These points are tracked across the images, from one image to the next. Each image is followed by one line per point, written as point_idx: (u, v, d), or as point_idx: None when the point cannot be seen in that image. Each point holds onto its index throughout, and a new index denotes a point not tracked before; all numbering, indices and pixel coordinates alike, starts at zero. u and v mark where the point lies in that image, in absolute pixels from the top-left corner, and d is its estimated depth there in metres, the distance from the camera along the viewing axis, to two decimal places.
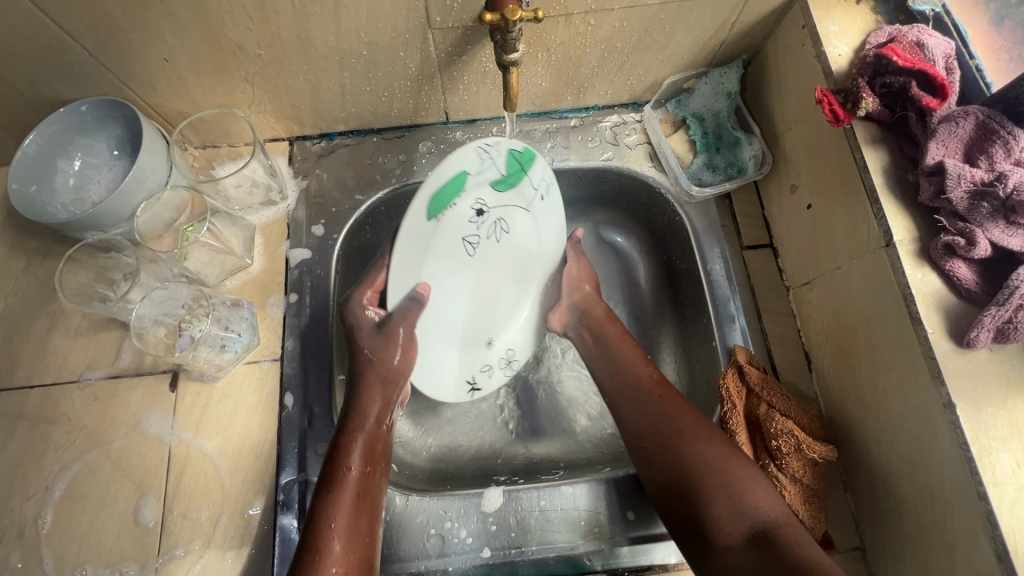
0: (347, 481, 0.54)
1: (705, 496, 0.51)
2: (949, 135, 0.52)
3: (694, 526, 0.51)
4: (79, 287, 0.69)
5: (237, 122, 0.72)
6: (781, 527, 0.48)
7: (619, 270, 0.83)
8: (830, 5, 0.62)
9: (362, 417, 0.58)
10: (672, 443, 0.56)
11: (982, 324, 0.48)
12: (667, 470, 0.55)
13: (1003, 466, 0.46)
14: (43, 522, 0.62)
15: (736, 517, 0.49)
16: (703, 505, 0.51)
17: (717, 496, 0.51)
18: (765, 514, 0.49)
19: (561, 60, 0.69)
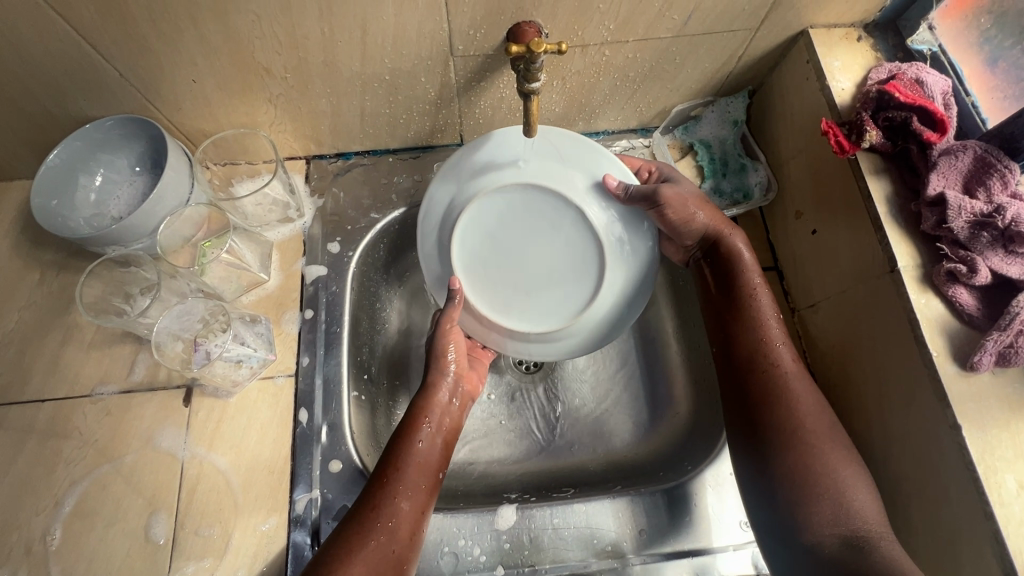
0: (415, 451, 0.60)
1: (815, 494, 0.55)
2: (949, 167, 0.55)
3: (788, 511, 0.56)
4: (99, 301, 0.69)
5: (258, 140, 0.74)
6: (879, 539, 0.52)
7: None
8: (832, 42, 0.65)
9: (420, 421, 0.62)
10: (791, 432, 0.58)
11: (985, 349, 0.50)
12: (784, 462, 0.57)
13: (1008, 486, 0.48)
14: (52, 538, 0.62)
15: (838, 519, 0.54)
16: (811, 500, 0.55)
17: (827, 499, 0.54)
18: (867, 523, 0.53)
19: (575, 87, 0.72)
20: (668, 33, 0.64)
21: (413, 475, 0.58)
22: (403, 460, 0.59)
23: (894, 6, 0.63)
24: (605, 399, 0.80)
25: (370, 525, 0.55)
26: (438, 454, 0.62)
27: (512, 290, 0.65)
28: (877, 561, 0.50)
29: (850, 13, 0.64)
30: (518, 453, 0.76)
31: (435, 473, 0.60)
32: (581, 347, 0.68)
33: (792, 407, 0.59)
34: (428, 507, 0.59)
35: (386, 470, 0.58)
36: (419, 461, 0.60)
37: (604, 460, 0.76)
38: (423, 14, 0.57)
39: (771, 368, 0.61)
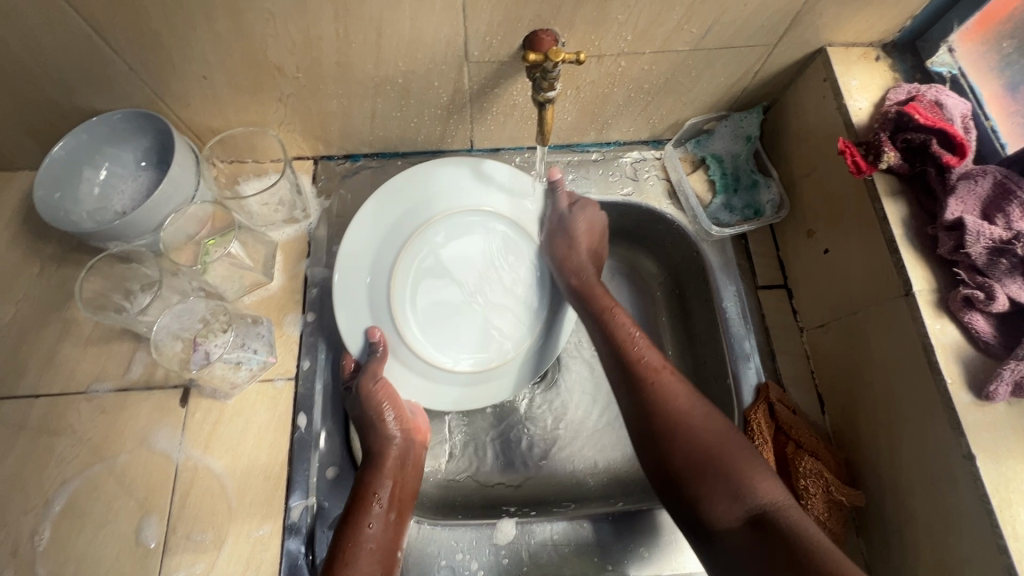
0: (364, 538, 0.56)
1: (708, 490, 0.53)
2: (967, 192, 0.54)
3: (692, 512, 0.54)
4: (100, 297, 0.68)
5: (266, 139, 0.73)
6: (780, 511, 0.50)
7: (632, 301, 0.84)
8: (851, 61, 0.65)
9: (370, 501, 0.58)
10: (670, 438, 0.56)
11: (1001, 378, 0.49)
12: (678, 471, 0.55)
13: (1022, 519, 0.47)
14: (39, 539, 0.60)
15: (734, 504, 0.52)
16: (708, 495, 0.53)
17: (721, 481, 0.53)
18: (767, 499, 0.51)
19: (588, 97, 0.71)
20: (685, 46, 0.63)
21: (366, 563, 0.54)
22: (354, 556, 0.55)
23: (914, 27, 0.63)
24: (608, 413, 0.79)
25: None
26: (392, 534, 0.58)
27: (430, 316, 0.69)
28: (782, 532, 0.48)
29: (870, 33, 0.64)
30: (517, 467, 0.75)
31: (394, 553, 0.57)
32: (483, 400, 0.69)
33: (675, 408, 0.57)
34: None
35: (335, 563, 0.54)
36: (370, 547, 0.56)
37: (605, 475, 0.75)
38: (439, 18, 0.56)
39: (650, 371, 0.60)
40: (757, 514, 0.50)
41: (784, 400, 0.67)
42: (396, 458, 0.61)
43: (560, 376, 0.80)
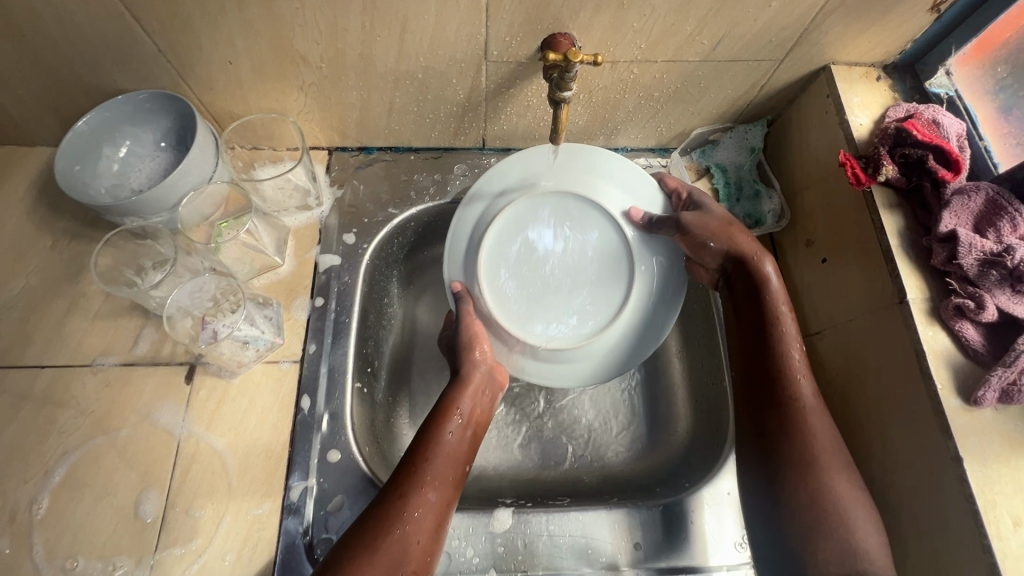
0: (444, 442, 0.59)
1: (824, 531, 0.53)
2: (961, 206, 0.57)
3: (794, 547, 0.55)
4: (113, 272, 0.69)
5: (285, 127, 0.74)
6: None
7: None
8: (853, 79, 0.68)
9: (453, 413, 0.61)
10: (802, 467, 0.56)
11: (989, 384, 0.51)
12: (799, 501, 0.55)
13: (1005, 520, 0.48)
14: (38, 507, 0.60)
15: (843, 557, 0.52)
16: (822, 538, 0.53)
17: (834, 538, 0.53)
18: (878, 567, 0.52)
19: (600, 102, 0.73)
20: (696, 56, 0.66)
21: (441, 466, 0.57)
22: (434, 458, 0.57)
23: (914, 50, 0.66)
24: (606, 414, 0.80)
25: (394, 517, 0.53)
26: (467, 446, 0.61)
27: (513, 289, 0.67)
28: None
29: (872, 53, 0.67)
30: (514, 461, 0.76)
31: (462, 465, 0.60)
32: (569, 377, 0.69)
33: (813, 446, 0.56)
34: (456, 498, 0.58)
35: (414, 457, 0.57)
36: (447, 453, 0.59)
37: (600, 473, 0.76)
38: (462, 17, 0.59)
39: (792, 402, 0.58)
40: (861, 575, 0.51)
41: None
42: (488, 394, 0.65)
43: None
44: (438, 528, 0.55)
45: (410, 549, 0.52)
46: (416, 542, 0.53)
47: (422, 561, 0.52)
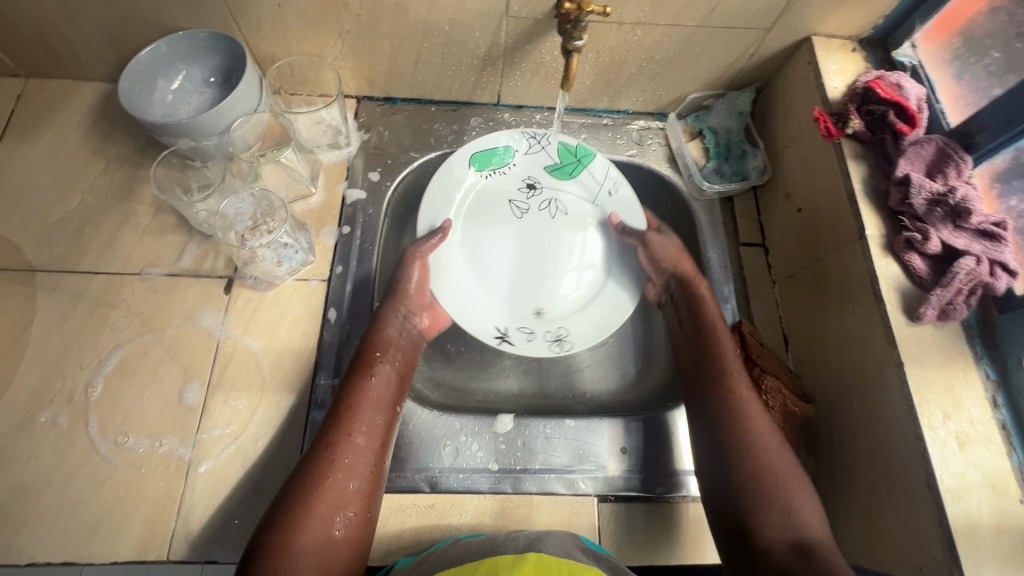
0: (369, 386, 0.66)
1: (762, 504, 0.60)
2: (916, 154, 0.66)
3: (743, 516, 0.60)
4: (167, 181, 0.77)
5: (321, 72, 0.82)
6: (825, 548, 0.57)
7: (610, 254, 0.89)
8: (831, 49, 0.76)
9: (374, 361, 0.69)
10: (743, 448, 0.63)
11: (929, 302, 0.60)
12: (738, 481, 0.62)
13: (935, 413, 0.57)
14: (92, 390, 0.68)
15: (785, 529, 0.58)
16: (761, 512, 0.59)
17: (775, 509, 0.59)
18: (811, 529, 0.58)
19: (606, 63, 0.81)
20: (693, 21, 0.74)
21: (368, 410, 0.64)
22: (357, 405, 0.64)
23: (885, 25, 0.75)
24: (600, 352, 0.87)
25: (330, 459, 0.60)
26: (393, 392, 0.68)
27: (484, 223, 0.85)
28: (795, 527, 0.58)
29: (849, 27, 0.75)
30: (514, 387, 0.84)
31: (392, 406, 0.67)
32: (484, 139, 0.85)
33: (743, 424, 0.64)
34: (389, 439, 0.65)
35: (342, 408, 0.64)
36: (373, 398, 0.65)
37: (591, 403, 0.83)
38: None
39: (719, 382, 0.68)
40: (800, 538, 0.57)
41: (755, 334, 0.77)
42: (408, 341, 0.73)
43: None
44: (373, 469, 0.62)
45: (345, 490, 0.59)
46: (353, 484, 0.59)
47: (362, 497, 0.59)
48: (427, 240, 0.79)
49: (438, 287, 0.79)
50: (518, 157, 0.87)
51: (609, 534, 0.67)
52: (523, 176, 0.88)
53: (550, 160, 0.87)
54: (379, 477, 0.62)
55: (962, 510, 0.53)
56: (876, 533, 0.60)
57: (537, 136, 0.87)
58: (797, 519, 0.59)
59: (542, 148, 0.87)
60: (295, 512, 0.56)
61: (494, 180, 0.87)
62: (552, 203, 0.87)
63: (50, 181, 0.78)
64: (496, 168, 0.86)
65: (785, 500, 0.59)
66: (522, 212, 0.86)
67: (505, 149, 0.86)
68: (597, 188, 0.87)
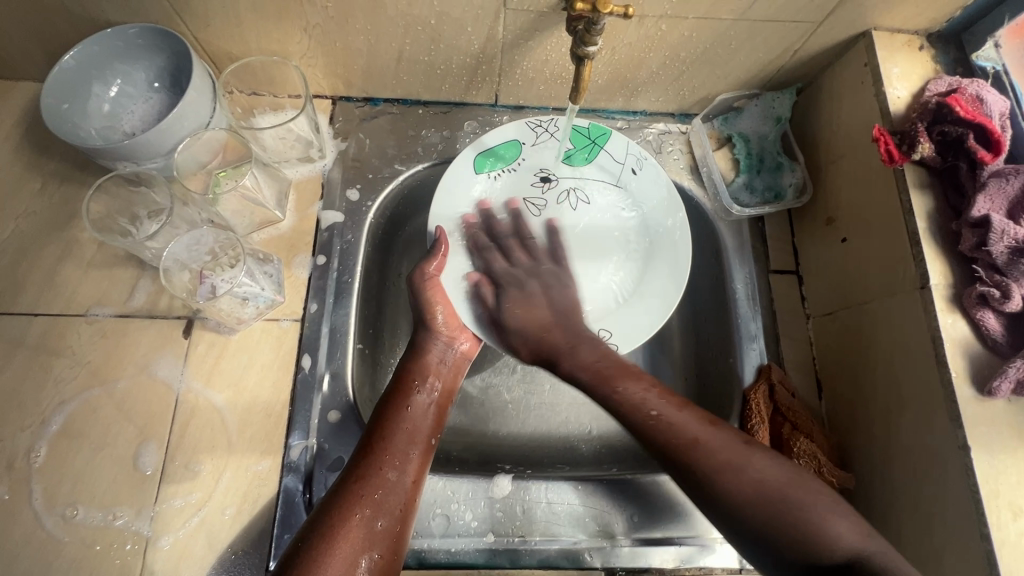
0: (405, 415, 0.59)
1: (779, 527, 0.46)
2: (998, 190, 0.54)
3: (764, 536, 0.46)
4: (105, 219, 0.67)
5: (286, 72, 0.70)
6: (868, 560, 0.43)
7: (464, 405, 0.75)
8: (894, 48, 0.63)
9: (412, 390, 0.61)
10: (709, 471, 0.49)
11: (1005, 375, 0.50)
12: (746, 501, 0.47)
13: (1006, 511, 0.48)
14: (36, 456, 0.60)
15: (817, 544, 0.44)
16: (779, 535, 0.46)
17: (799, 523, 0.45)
18: (848, 546, 0.44)
19: (623, 60, 0.69)
20: (730, 14, 0.61)
21: (401, 442, 0.56)
22: (391, 434, 0.57)
23: (962, 18, 0.62)
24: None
25: (356, 496, 0.52)
26: (430, 422, 0.60)
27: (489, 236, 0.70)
28: (827, 541, 0.44)
29: (918, 20, 0.62)
30: (513, 428, 0.75)
31: (428, 438, 0.59)
32: (484, 142, 0.71)
33: (693, 449, 0.51)
34: (422, 477, 0.57)
35: (374, 437, 0.56)
36: (407, 429, 0.58)
37: (597, 443, 0.75)
38: None
39: (652, 421, 0.54)
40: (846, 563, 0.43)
41: (785, 382, 0.68)
42: (450, 364, 0.65)
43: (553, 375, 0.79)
44: (403, 506, 0.54)
45: (374, 530, 0.51)
46: (378, 524, 0.51)
47: (389, 540, 0.51)
48: (434, 255, 0.66)
49: (467, 303, 0.67)
50: (526, 151, 0.72)
51: None
52: (532, 170, 0.72)
53: (560, 148, 0.71)
54: (410, 518, 0.54)
55: None
56: None
57: (543, 122, 0.72)
58: (828, 534, 0.45)
59: (550, 135, 0.72)
60: (311, 557, 0.47)
61: (503, 182, 0.71)
62: (575, 198, 0.72)
63: None
64: (504, 168, 0.71)
65: (795, 512, 0.46)
66: (539, 210, 0.71)
67: (508, 144, 0.71)
68: (620, 169, 0.72)
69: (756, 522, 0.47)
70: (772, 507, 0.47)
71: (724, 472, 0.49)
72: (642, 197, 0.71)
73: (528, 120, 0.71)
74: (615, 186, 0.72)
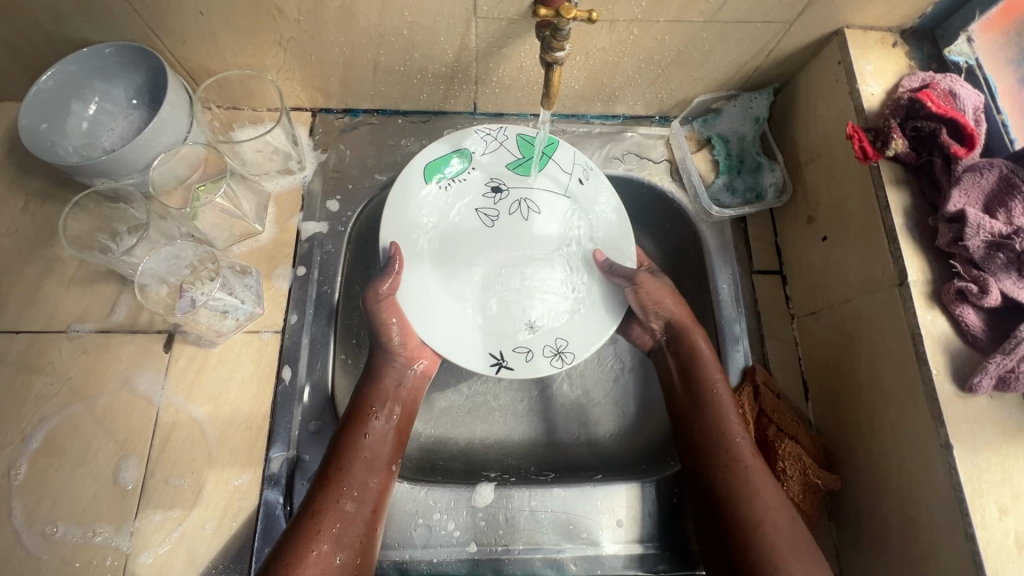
0: (363, 443, 0.58)
1: (718, 482, 0.56)
2: (972, 184, 0.54)
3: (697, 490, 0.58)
4: (83, 233, 0.67)
5: (264, 85, 0.70)
6: (761, 531, 0.52)
7: (464, 413, 0.75)
8: (867, 45, 0.63)
9: (369, 414, 0.59)
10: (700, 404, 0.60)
11: (986, 370, 0.50)
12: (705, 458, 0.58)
13: (991, 509, 0.47)
14: (16, 473, 0.60)
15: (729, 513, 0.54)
16: (712, 500, 0.56)
17: (724, 489, 0.55)
18: (756, 514, 0.53)
19: (598, 65, 0.69)
20: (701, 16, 0.61)
21: (359, 472, 0.56)
22: (349, 467, 0.56)
23: (935, 14, 0.62)
24: (591, 387, 0.78)
25: (315, 531, 0.52)
26: (390, 447, 0.59)
27: (440, 249, 0.70)
28: (743, 513, 0.53)
29: (890, 17, 0.62)
30: (499, 433, 0.75)
31: (388, 464, 0.58)
32: (443, 145, 0.72)
33: (699, 391, 0.61)
34: (382, 505, 0.57)
35: (330, 468, 0.55)
36: (364, 458, 0.57)
37: (585, 448, 0.75)
38: None
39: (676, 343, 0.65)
40: (739, 528, 0.53)
41: (770, 384, 0.67)
42: (409, 386, 0.64)
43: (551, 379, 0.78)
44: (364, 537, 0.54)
45: (332, 565, 0.51)
46: (337, 559, 0.51)
47: (350, 571, 0.51)
48: (388, 275, 0.64)
49: (421, 321, 0.65)
50: (476, 162, 0.73)
51: None
52: (485, 180, 0.73)
53: (510, 156, 0.73)
54: (371, 546, 0.54)
55: None
56: None
57: (491, 130, 0.73)
58: (752, 492, 0.54)
59: (499, 143, 0.73)
60: None
61: (455, 193, 0.72)
62: (524, 206, 0.73)
63: None
64: (457, 176, 0.72)
65: (736, 466, 0.56)
66: (492, 221, 0.72)
67: (463, 150, 0.72)
68: (567, 179, 0.73)
69: (710, 445, 0.58)
70: (726, 443, 0.57)
71: (716, 418, 0.59)
72: (588, 204, 0.72)
73: (482, 126, 0.73)
74: (562, 193, 0.73)
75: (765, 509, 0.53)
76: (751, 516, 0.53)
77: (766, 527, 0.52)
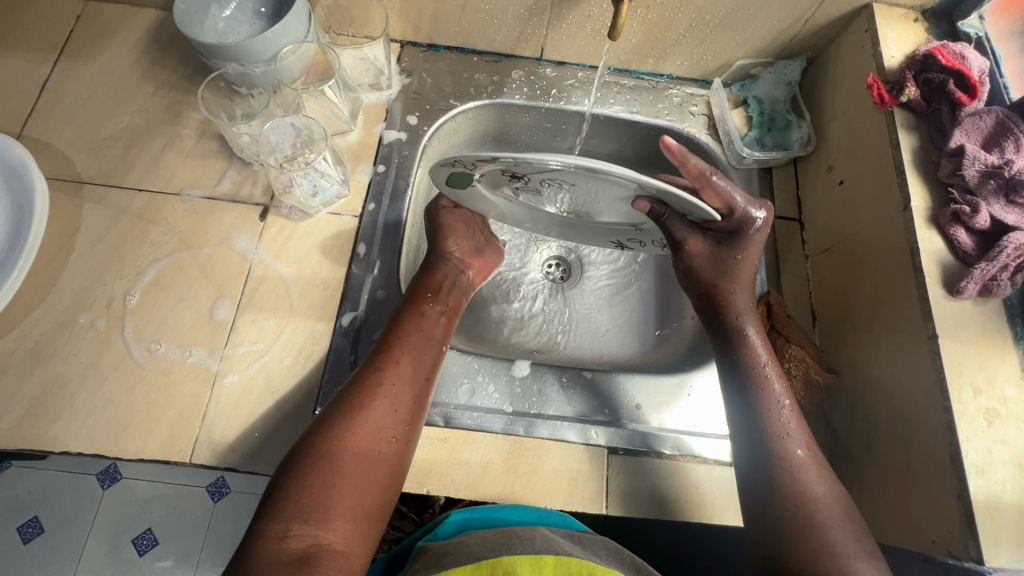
0: (421, 326, 0.67)
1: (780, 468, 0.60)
2: (972, 126, 0.64)
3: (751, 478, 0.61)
4: (214, 105, 0.80)
5: (369, 11, 0.82)
6: (819, 508, 0.58)
7: (506, 316, 0.86)
8: (892, 18, 0.73)
9: (425, 298, 0.70)
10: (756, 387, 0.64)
11: (971, 277, 0.58)
12: (764, 445, 0.61)
13: (967, 388, 0.55)
14: (131, 299, 0.71)
15: (793, 498, 0.58)
16: (773, 485, 0.59)
17: (787, 475, 0.59)
18: (812, 494, 0.58)
19: (655, 21, 0.79)
20: None
21: (416, 344, 0.65)
22: (397, 339, 0.65)
23: None
24: (614, 286, 0.89)
25: (376, 385, 0.60)
26: (440, 332, 0.68)
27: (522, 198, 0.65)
28: (804, 491, 0.58)
29: None
30: (536, 335, 0.84)
31: (440, 345, 0.68)
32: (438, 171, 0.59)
33: (759, 371, 0.65)
34: (433, 375, 0.65)
35: (389, 339, 0.65)
36: (420, 335, 0.66)
37: (608, 364, 0.83)
38: None
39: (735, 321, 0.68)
40: (801, 507, 0.58)
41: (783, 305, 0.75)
42: (458, 291, 0.74)
43: (584, 299, 0.88)
44: (414, 400, 0.62)
45: (388, 416, 0.59)
46: (394, 409, 0.60)
47: (403, 424, 0.60)
48: (452, 236, 0.76)
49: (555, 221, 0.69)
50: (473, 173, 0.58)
51: (617, 487, 0.67)
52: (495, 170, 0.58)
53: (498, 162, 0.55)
54: (420, 410, 0.62)
55: (985, 486, 0.52)
56: (893, 508, 0.59)
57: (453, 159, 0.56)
58: (806, 476, 0.59)
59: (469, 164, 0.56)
60: (340, 423, 0.57)
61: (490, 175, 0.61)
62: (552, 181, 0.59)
63: (102, 99, 0.81)
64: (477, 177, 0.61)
65: (789, 452, 0.60)
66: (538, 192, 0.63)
67: (455, 175, 0.60)
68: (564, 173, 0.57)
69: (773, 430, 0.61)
70: (781, 428, 0.62)
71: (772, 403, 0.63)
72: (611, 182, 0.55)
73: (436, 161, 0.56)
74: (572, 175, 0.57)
75: (817, 489, 0.59)
76: (811, 493, 0.58)
77: (820, 509, 0.57)
